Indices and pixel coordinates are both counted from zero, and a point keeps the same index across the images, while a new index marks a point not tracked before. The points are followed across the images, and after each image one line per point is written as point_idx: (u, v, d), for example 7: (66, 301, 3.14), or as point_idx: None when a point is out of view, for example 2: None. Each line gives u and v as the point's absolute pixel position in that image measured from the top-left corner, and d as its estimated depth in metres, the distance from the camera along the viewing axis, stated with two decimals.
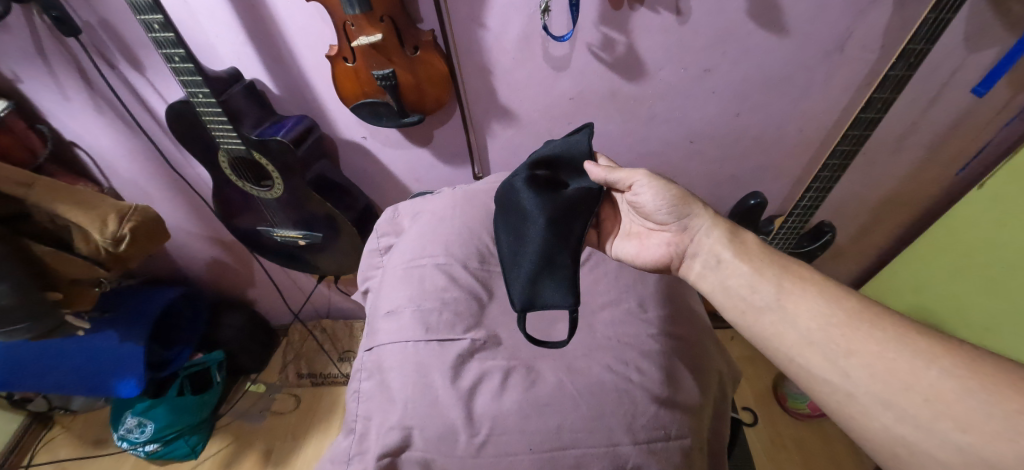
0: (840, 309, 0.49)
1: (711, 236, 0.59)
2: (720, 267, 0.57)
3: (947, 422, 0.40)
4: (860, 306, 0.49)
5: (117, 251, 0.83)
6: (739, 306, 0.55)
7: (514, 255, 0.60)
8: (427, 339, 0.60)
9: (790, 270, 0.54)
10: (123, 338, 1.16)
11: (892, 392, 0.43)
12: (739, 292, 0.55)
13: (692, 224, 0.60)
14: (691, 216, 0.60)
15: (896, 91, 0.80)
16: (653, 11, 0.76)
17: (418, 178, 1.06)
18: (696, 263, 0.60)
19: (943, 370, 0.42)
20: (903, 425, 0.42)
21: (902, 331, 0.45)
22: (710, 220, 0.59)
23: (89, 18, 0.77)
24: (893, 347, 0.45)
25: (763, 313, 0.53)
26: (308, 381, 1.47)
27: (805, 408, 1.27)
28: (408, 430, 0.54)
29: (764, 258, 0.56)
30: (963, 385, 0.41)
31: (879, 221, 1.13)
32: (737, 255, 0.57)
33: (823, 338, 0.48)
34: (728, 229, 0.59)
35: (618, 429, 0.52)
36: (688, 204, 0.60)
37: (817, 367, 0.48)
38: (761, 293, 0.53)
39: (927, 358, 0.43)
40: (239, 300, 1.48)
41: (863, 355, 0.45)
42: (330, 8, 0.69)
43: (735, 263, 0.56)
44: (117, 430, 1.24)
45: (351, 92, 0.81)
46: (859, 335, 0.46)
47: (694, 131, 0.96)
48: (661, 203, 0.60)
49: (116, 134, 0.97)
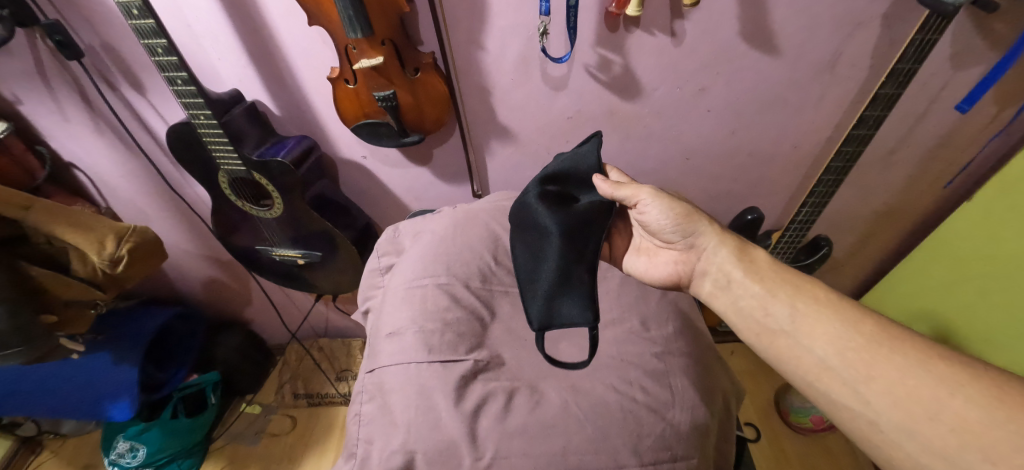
0: (858, 332, 0.48)
1: (718, 255, 0.59)
2: (731, 287, 0.57)
3: (974, 454, 0.39)
4: (880, 328, 0.48)
5: (115, 272, 0.83)
6: (753, 329, 0.54)
7: (531, 272, 0.60)
8: (429, 361, 0.59)
9: (802, 290, 0.53)
10: (115, 360, 1.14)
11: (916, 421, 0.42)
12: (752, 315, 0.54)
13: (699, 242, 0.60)
14: (697, 234, 0.60)
15: (887, 108, 0.82)
16: (648, 33, 0.77)
17: (418, 196, 1.07)
18: (706, 281, 0.60)
19: (967, 399, 0.41)
20: (928, 456, 0.41)
21: (923, 357, 0.44)
22: (717, 238, 0.59)
23: (92, 41, 0.78)
24: (915, 374, 0.44)
25: (778, 337, 0.52)
26: (304, 401, 1.44)
27: (808, 422, 1.27)
28: (411, 454, 0.53)
29: (775, 278, 0.55)
30: (988, 414, 0.39)
31: (875, 234, 1.14)
32: (747, 275, 0.56)
33: (841, 363, 0.47)
34: (737, 246, 0.59)
35: (624, 450, 0.51)
36: (694, 222, 0.60)
37: (836, 394, 0.47)
38: (774, 316, 0.53)
39: (951, 386, 0.42)
40: (235, 320, 1.46)
41: (882, 383, 0.45)
42: (332, 31, 0.70)
43: (746, 284, 0.56)
44: (107, 455, 1.21)
45: (352, 113, 0.81)
46: (879, 361, 0.45)
47: (691, 148, 0.97)
48: (667, 221, 0.60)
49: (115, 155, 0.97)
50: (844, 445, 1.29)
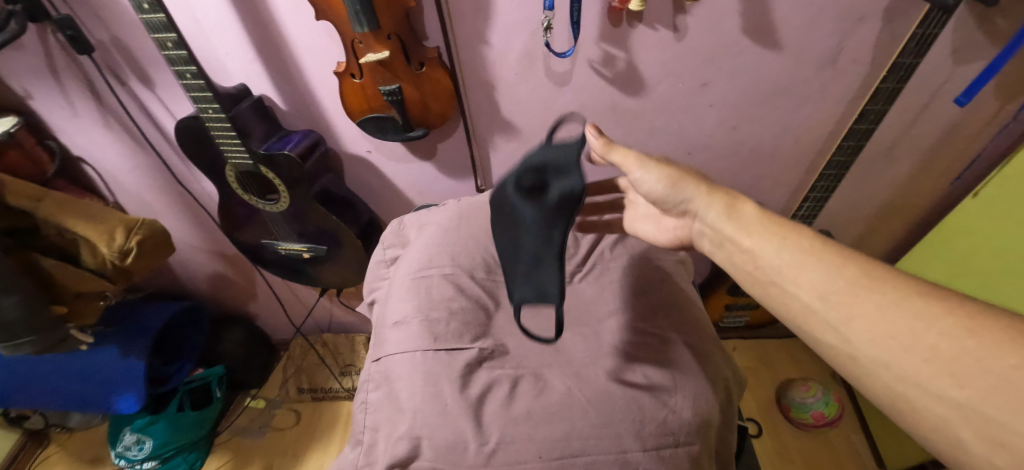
0: (841, 272, 0.43)
1: (708, 216, 0.55)
2: (721, 246, 0.53)
3: (946, 380, 0.35)
4: (862, 270, 0.43)
5: (125, 264, 0.84)
6: (745, 284, 0.51)
7: (512, 258, 0.64)
8: (435, 349, 0.60)
9: (789, 241, 0.48)
10: (123, 353, 1.15)
11: (893, 354, 0.38)
12: (744, 269, 0.51)
13: (690, 205, 0.57)
14: (687, 198, 0.57)
15: (887, 103, 0.85)
16: (651, 28, 0.78)
17: (422, 191, 1.08)
18: (703, 243, 0.56)
19: (943, 331, 0.37)
20: (903, 386, 0.38)
21: (904, 293, 0.40)
22: (707, 199, 0.55)
23: (102, 36, 0.79)
24: (893, 309, 0.39)
25: (770, 287, 0.48)
26: (308, 396, 1.46)
27: (809, 418, 1.29)
28: (417, 441, 0.54)
29: (763, 232, 0.50)
30: (957, 342, 0.36)
31: (877, 229, 1.15)
32: (735, 232, 0.51)
33: (822, 306, 0.43)
34: (725, 203, 0.53)
35: (627, 436, 0.52)
36: (683, 185, 0.57)
37: (822, 337, 0.43)
38: (765, 265, 0.48)
39: (929, 317, 0.38)
40: (240, 314, 1.48)
41: (862, 319, 0.40)
42: (339, 26, 0.71)
43: (732, 239, 0.52)
44: (115, 447, 1.23)
45: (358, 107, 0.82)
46: (860, 299, 0.41)
47: (693, 143, 0.97)
48: (659, 184, 0.58)
49: (123, 149, 0.98)
50: (846, 442, 1.30)
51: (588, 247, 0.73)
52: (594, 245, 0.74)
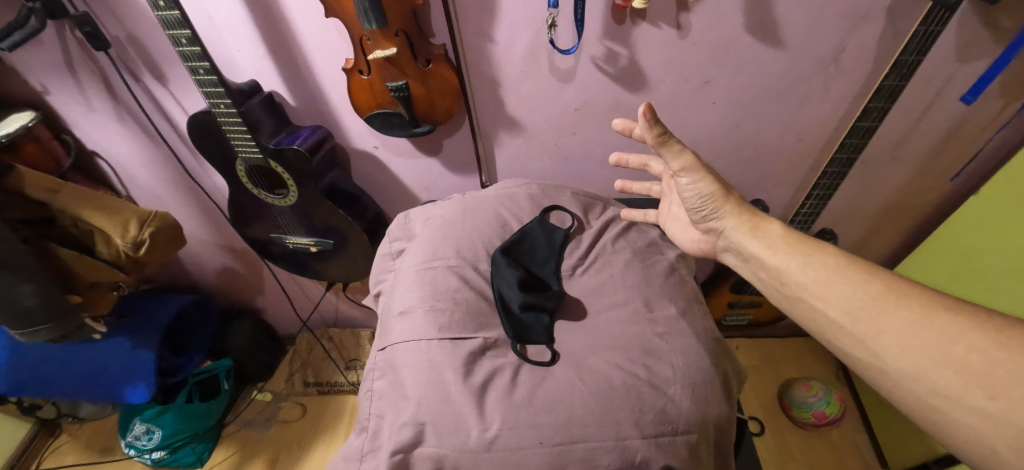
0: (866, 292, 0.48)
1: (735, 234, 0.59)
2: (749, 262, 0.58)
3: (976, 391, 0.39)
4: (888, 287, 0.47)
5: (138, 255, 0.86)
6: (776, 294, 0.56)
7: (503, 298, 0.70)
8: (440, 338, 0.61)
9: (813, 259, 0.53)
10: (134, 344, 1.18)
11: (923, 367, 0.42)
12: (771, 284, 0.56)
13: (719, 222, 0.61)
14: (719, 215, 0.61)
15: (891, 100, 0.84)
16: (655, 26, 0.79)
17: (428, 186, 1.09)
18: (730, 255, 0.62)
19: (969, 345, 0.41)
20: (934, 397, 0.42)
21: (930, 310, 0.44)
22: (736, 220, 0.59)
23: (118, 33, 0.81)
24: (920, 325, 0.44)
25: (796, 301, 0.53)
26: (313, 389, 1.48)
27: (810, 417, 1.30)
28: (420, 426, 0.55)
29: (788, 251, 0.55)
30: (989, 356, 0.40)
31: (880, 227, 1.15)
32: (762, 250, 0.56)
33: (852, 322, 0.47)
34: (751, 223, 0.58)
35: (627, 423, 0.53)
36: (721, 203, 0.60)
37: (851, 349, 0.48)
38: (793, 282, 0.53)
39: (954, 333, 0.42)
40: (247, 308, 1.50)
41: (890, 335, 0.45)
42: (348, 22, 0.72)
43: (759, 257, 0.57)
44: (125, 437, 1.27)
45: (366, 103, 0.84)
46: (888, 317, 0.46)
47: (696, 140, 0.98)
48: (697, 199, 0.61)
49: (136, 144, 1.01)
50: (849, 440, 1.30)
51: (589, 240, 0.74)
52: (596, 238, 0.75)
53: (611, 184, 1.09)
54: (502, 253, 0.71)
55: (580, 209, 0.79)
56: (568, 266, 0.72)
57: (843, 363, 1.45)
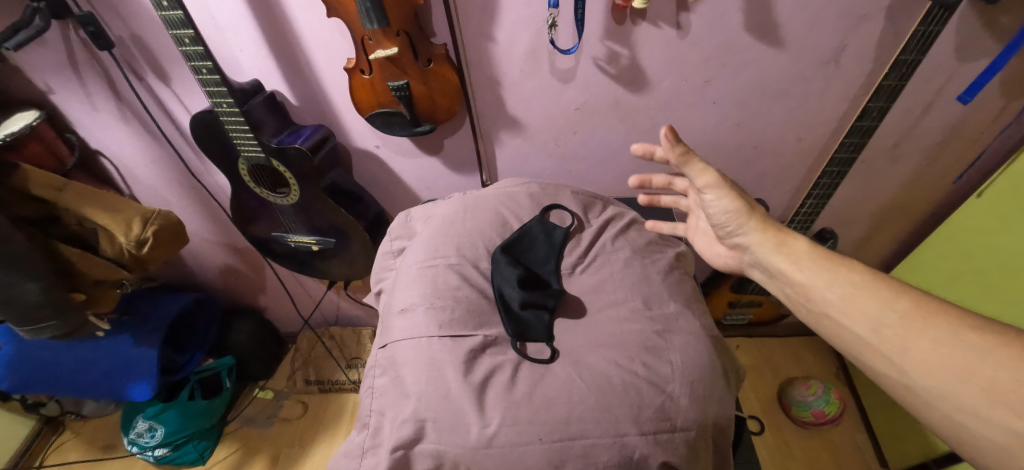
0: (893, 309, 0.48)
1: (760, 250, 0.59)
2: (775, 278, 0.58)
3: (1002, 409, 0.39)
4: (915, 305, 0.48)
5: (141, 253, 0.87)
6: (802, 310, 0.55)
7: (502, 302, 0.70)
8: (440, 335, 0.61)
9: (839, 276, 0.53)
10: (137, 342, 1.19)
11: (950, 383, 0.42)
12: (797, 300, 0.55)
13: (744, 238, 0.61)
14: (743, 230, 0.61)
15: (891, 100, 0.84)
16: (655, 26, 0.79)
17: (428, 186, 1.10)
18: (757, 271, 0.62)
19: (995, 363, 0.41)
20: (962, 415, 0.42)
21: (955, 327, 0.45)
22: (761, 236, 0.59)
23: (121, 33, 0.82)
24: (948, 343, 0.44)
25: (822, 316, 0.53)
26: (315, 387, 1.49)
27: (809, 416, 1.30)
28: (421, 423, 0.56)
29: (813, 266, 0.55)
30: (1016, 375, 0.40)
31: (880, 227, 1.15)
32: (787, 265, 0.56)
33: (879, 338, 0.48)
34: (776, 239, 0.58)
35: (625, 420, 0.53)
36: (745, 218, 0.60)
37: (878, 365, 0.48)
38: (820, 298, 0.53)
39: (981, 352, 0.42)
40: (249, 306, 1.50)
41: (917, 352, 0.45)
42: (349, 23, 0.73)
43: (784, 272, 0.56)
44: (128, 434, 1.28)
45: (367, 103, 0.85)
46: (915, 334, 0.46)
47: (695, 139, 0.99)
48: (722, 214, 0.61)
49: (139, 143, 1.01)
50: (848, 439, 1.31)
51: (588, 239, 0.74)
52: (595, 237, 0.75)
53: (611, 183, 1.10)
54: (502, 251, 0.71)
55: (580, 208, 0.79)
56: (567, 264, 0.72)
57: (843, 362, 1.45)
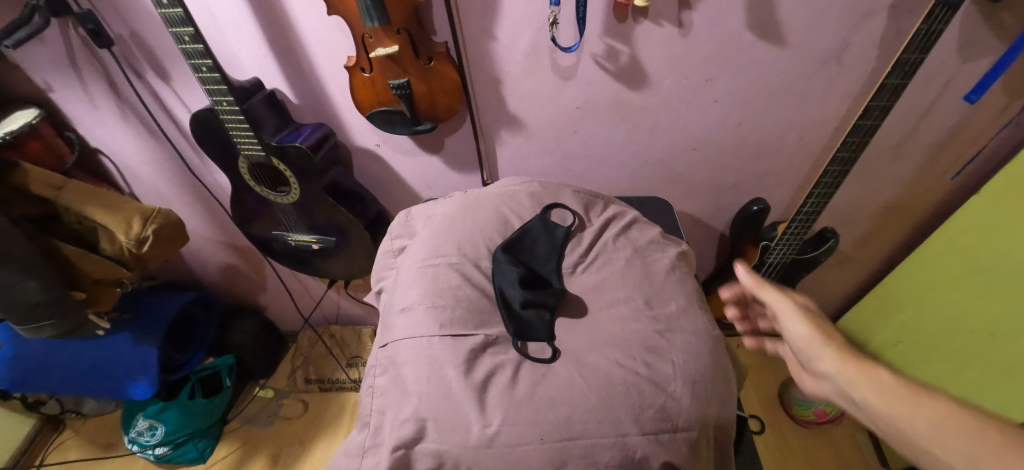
0: (987, 440, 0.43)
1: (842, 380, 0.55)
2: (861, 409, 0.53)
3: None
4: (1009, 436, 0.42)
5: (141, 252, 0.87)
6: (897, 445, 0.49)
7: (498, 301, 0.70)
8: (441, 335, 0.61)
9: (924, 405, 0.48)
10: (137, 341, 1.19)
11: None
12: (889, 436, 0.50)
13: (823, 367, 0.58)
14: (818, 356, 0.59)
15: (893, 98, 0.81)
16: (656, 23, 0.79)
17: (429, 184, 1.10)
18: (844, 402, 0.56)
19: None
20: None
21: None
22: (838, 362, 0.56)
23: (121, 31, 0.82)
24: None
25: (919, 453, 0.47)
26: (315, 386, 1.49)
27: (810, 415, 1.28)
28: (422, 422, 0.56)
29: (898, 398, 0.50)
30: None
31: (881, 226, 1.15)
32: (871, 397, 0.52)
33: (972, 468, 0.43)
34: (858, 367, 0.55)
35: (626, 420, 0.53)
36: (820, 344, 0.59)
37: None
38: (909, 433, 0.48)
39: None
40: (249, 305, 1.50)
41: None
42: (350, 20, 0.72)
43: (869, 403, 0.52)
44: (128, 433, 1.28)
45: (367, 101, 0.84)
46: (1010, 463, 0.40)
47: (696, 138, 0.98)
48: (802, 340, 0.61)
49: (139, 141, 1.01)
50: (850, 439, 1.31)
51: (590, 238, 0.74)
52: (597, 236, 0.75)
53: (611, 183, 1.09)
54: (502, 251, 0.71)
55: (581, 206, 0.79)
56: (568, 264, 0.72)
57: None
